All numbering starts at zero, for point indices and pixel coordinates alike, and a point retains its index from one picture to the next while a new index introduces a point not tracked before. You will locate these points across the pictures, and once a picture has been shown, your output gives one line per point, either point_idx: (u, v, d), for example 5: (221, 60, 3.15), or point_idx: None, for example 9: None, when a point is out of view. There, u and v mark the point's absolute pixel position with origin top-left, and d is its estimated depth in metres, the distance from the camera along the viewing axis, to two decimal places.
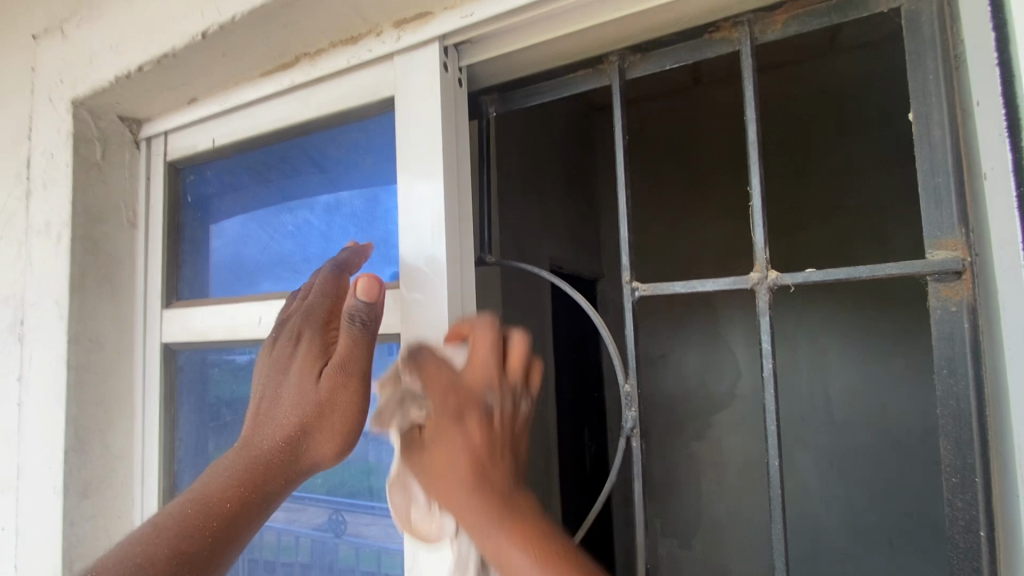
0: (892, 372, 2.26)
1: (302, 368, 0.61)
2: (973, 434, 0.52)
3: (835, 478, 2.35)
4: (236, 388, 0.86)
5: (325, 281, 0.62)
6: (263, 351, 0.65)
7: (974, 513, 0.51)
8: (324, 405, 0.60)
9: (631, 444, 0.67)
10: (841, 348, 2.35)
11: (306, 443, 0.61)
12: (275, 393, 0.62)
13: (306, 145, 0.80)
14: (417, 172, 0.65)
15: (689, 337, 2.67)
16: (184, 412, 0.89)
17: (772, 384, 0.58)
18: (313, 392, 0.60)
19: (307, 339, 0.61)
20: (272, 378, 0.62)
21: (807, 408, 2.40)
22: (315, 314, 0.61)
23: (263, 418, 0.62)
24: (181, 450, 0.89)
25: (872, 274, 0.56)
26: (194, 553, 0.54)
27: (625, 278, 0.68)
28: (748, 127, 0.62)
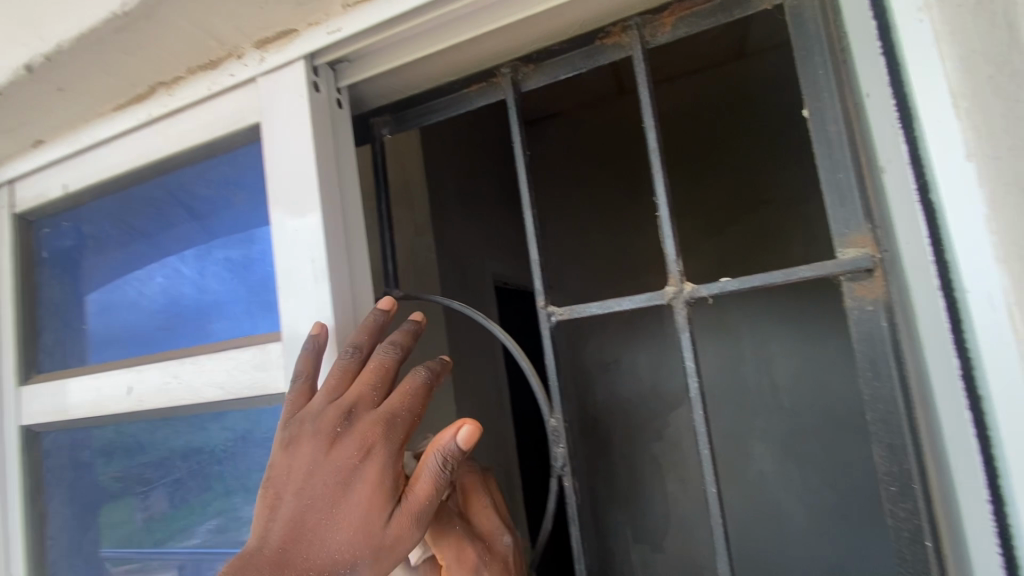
0: (831, 354, 2.34)
1: (371, 491, 0.46)
2: (905, 437, 0.48)
3: (791, 462, 2.39)
4: (115, 466, 0.75)
5: (414, 394, 0.50)
6: (312, 443, 0.48)
7: (918, 523, 0.48)
8: (387, 553, 0.45)
9: (564, 484, 0.62)
10: (780, 335, 2.42)
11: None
12: (323, 514, 0.46)
13: (170, 186, 0.71)
14: (294, 207, 0.58)
15: (638, 340, 2.66)
16: (55, 505, 0.76)
17: (700, 404, 0.55)
18: (376, 529, 0.46)
19: (381, 456, 0.47)
20: (323, 489, 0.47)
21: (756, 396, 2.44)
22: (396, 428, 0.48)
23: (300, 541, 0.45)
24: (55, 550, 0.76)
25: (786, 278, 0.53)
26: None
27: (540, 302, 0.63)
28: (649, 134, 0.60)
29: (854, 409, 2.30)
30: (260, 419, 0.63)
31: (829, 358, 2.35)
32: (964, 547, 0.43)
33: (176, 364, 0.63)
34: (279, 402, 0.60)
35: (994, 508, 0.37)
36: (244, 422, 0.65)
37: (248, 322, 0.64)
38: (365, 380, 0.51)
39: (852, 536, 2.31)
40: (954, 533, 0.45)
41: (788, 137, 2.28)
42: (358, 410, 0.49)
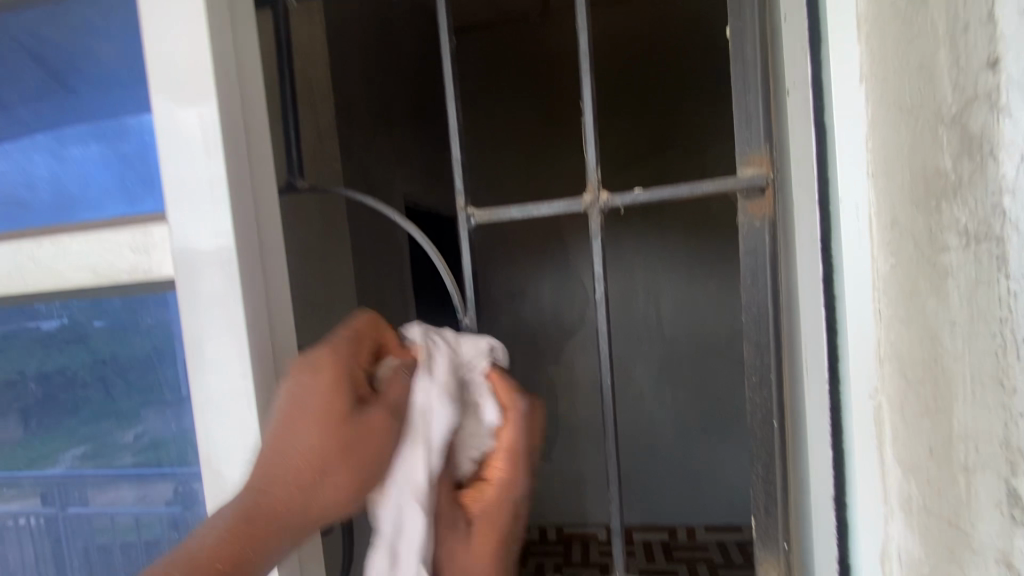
0: (711, 290, 2.61)
1: (326, 394, 0.46)
2: (770, 336, 0.56)
3: (665, 384, 2.69)
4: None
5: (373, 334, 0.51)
6: (273, 378, 0.48)
7: (769, 406, 0.56)
8: (353, 451, 0.46)
9: None
10: (671, 272, 2.63)
11: (331, 485, 0.46)
12: (284, 423, 0.46)
13: (14, 28, 0.58)
14: (176, 67, 0.50)
15: (542, 269, 2.74)
16: None
17: (603, 306, 0.59)
18: (337, 429, 0.46)
19: (336, 369, 0.47)
20: (285, 412, 0.46)
21: (643, 327, 2.67)
22: (349, 343, 0.49)
23: (268, 462, 0.46)
24: None
25: (692, 192, 0.56)
26: None
27: (459, 204, 0.61)
28: (580, 36, 0.58)
29: (724, 339, 2.62)
30: (139, 309, 0.58)
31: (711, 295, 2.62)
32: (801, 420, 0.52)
33: (31, 244, 0.54)
34: (165, 290, 0.54)
35: (828, 387, 0.45)
36: (110, 318, 0.59)
37: (121, 200, 0.56)
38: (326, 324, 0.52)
39: (706, 446, 2.70)
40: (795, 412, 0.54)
41: (701, 83, 2.37)
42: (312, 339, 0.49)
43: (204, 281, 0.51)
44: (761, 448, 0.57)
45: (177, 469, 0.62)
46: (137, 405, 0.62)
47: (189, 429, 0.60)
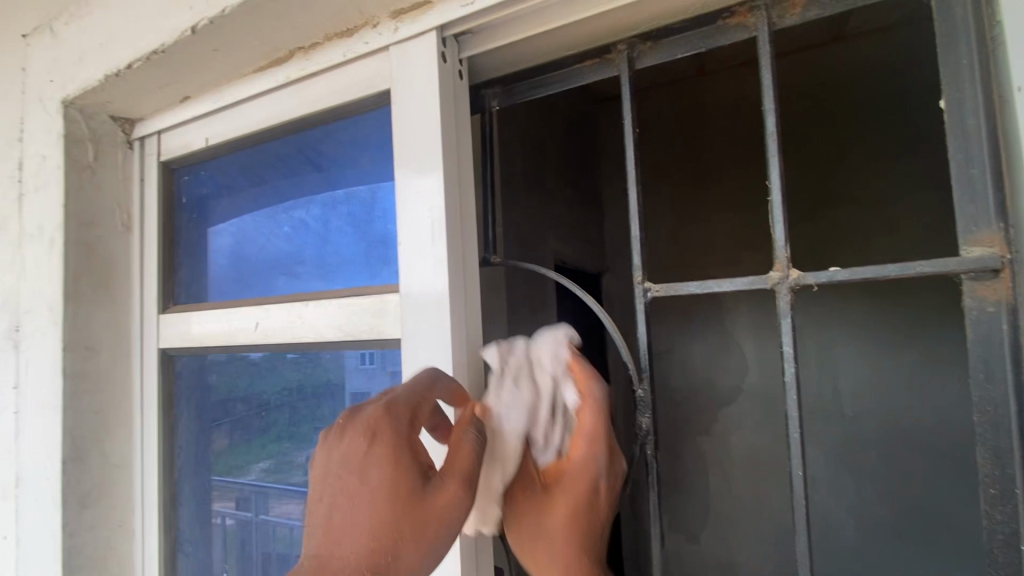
0: (904, 367, 2.22)
1: (391, 469, 0.49)
2: (1012, 441, 0.48)
3: (845, 472, 2.30)
4: (213, 403, 0.87)
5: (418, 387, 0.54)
6: (325, 457, 0.52)
7: (1015, 526, 0.48)
8: (425, 521, 0.48)
9: (645, 452, 0.63)
10: (851, 341, 2.31)
11: (396, 559, 0.47)
12: (353, 501, 0.49)
13: (301, 144, 0.78)
14: (418, 170, 0.62)
15: (692, 331, 2.62)
16: (183, 420, 0.86)
17: (795, 388, 0.56)
18: (407, 504, 0.48)
19: (389, 442, 0.50)
20: (338, 494, 0.50)
21: (815, 402, 2.35)
22: (401, 411, 0.51)
23: (326, 544, 0.48)
24: (182, 457, 0.85)
25: (902, 272, 0.52)
26: None
27: (637, 278, 0.64)
28: (766, 118, 0.59)
29: (924, 427, 2.17)
30: (372, 364, 0.70)
31: (904, 372, 2.22)
32: None
33: (302, 305, 0.70)
34: (392, 347, 0.66)
35: None
36: (341, 368, 0.73)
37: (367, 272, 0.70)
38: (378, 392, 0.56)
39: (904, 556, 2.22)
40: None
41: (875, 137, 2.29)
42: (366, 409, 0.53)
43: (424, 341, 0.60)
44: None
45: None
46: (312, 430, 0.78)
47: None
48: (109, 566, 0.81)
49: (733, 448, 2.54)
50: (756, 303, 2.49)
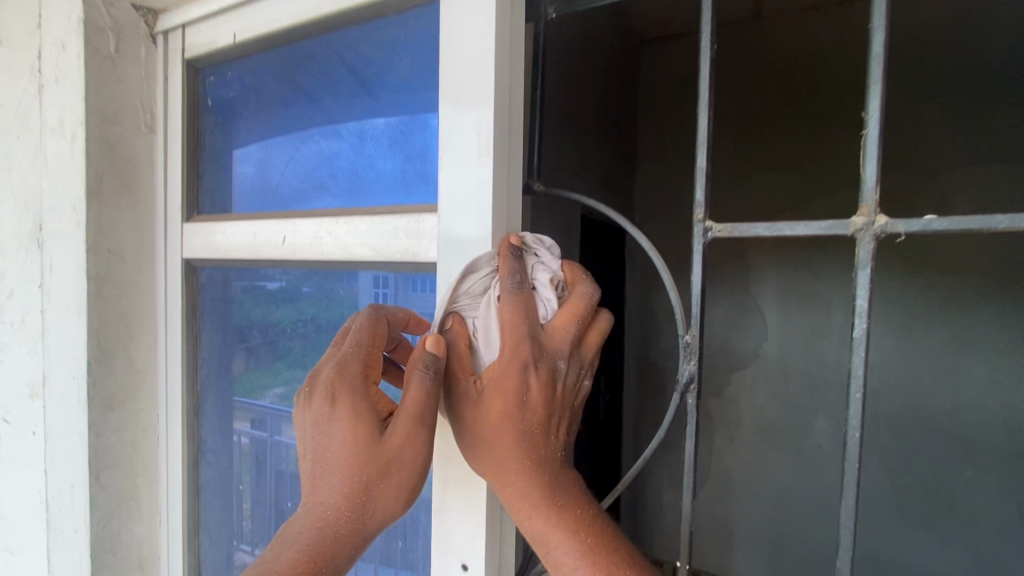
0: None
1: (351, 423, 0.53)
2: None
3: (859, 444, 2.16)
4: (237, 321, 0.85)
5: (360, 329, 0.56)
6: (298, 419, 0.56)
7: None
8: (387, 461, 0.52)
9: (685, 401, 0.60)
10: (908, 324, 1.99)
11: (376, 498, 0.53)
12: (324, 456, 0.53)
13: (336, 44, 0.71)
14: (467, 76, 0.56)
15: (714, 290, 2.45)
16: (206, 331, 0.84)
17: (864, 345, 0.51)
18: (370, 453, 0.52)
19: (347, 396, 0.54)
20: (314, 454, 0.54)
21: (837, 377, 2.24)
22: (352, 363, 0.55)
23: (311, 498, 0.53)
24: (204, 369, 0.84)
25: (1012, 225, 0.46)
26: None
27: (697, 215, 0.58)
28: (873, 38, 0.51)
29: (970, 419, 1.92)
30: (382, 292, 0.69)
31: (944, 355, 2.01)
32: None
33: (331, 221, 0.66)
34: (426, 271, 0.62)
35: None
36: (354, 296, 0.73)
37: (402, 190, 0.65)
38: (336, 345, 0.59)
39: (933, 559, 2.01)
40: None
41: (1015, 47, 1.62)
42: (322, 368, 0.56)
43: (461, 266, 0.57)
44: None
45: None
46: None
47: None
48: (134, 466, 0.82)
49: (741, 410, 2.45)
50: (784, 265, 2.31)
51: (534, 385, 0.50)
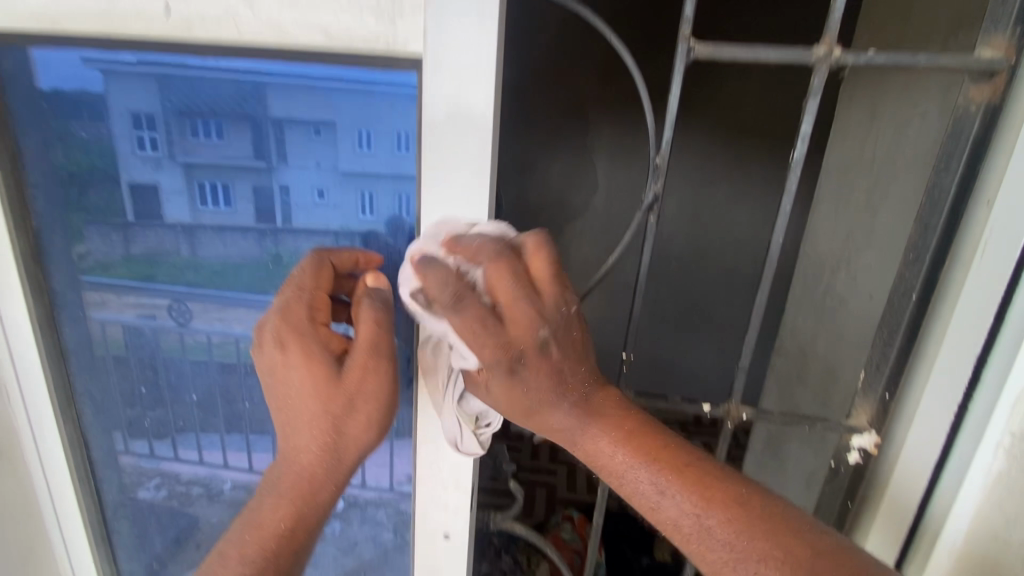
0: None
1: (309, 359, 0.64)
2: (940, 221, 0.61)
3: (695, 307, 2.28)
4: (69, 171, 0.77)
5: (302, 279, 0.66)
6: (259, 371, 0.67)
7: (914, 281, 0.63)
8: (350, 389, 0.64)
9: (647, 218, 0.66)
10: (750, 183, 2.08)
11: (349, 429, 0.65)
12: (288, 394, 0.65)
13: None
14: None
15: (554, 140, 2.06)
16: (36, 173, 0.77)
17: (800, 166, 0.62)
18: (334, 381, 0.64)
19: (297, 343, 0.64)
20: (279, 399, 0.66)
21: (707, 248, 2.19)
22: (301, 309, 0.65)
23: (287, 437, 0.66)
24: (48, 223, 0.79)
25: (929, 63, 0.56)
26: (300, 527, 0.65)
27: (684, 33, 0.58)
28: None
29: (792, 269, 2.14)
30: (149, 134, 0.73)
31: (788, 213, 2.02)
32: (945, 290, 0.63)
33: None
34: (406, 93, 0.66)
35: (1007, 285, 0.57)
36: (109, 144, 0.75)
37: None
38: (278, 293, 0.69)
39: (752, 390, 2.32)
40: (942, 285, 0.63)
41: None
42: (267, 319, 0.66)
43: (457, 103, 0.61)
44: (890, 318, 0.66)
45: (145, 284, 0.83)
46: (82, 226, 0.80)
47: (135, 254, 0.81)
48: None
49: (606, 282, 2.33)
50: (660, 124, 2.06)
51: (518, 371, 0.58)
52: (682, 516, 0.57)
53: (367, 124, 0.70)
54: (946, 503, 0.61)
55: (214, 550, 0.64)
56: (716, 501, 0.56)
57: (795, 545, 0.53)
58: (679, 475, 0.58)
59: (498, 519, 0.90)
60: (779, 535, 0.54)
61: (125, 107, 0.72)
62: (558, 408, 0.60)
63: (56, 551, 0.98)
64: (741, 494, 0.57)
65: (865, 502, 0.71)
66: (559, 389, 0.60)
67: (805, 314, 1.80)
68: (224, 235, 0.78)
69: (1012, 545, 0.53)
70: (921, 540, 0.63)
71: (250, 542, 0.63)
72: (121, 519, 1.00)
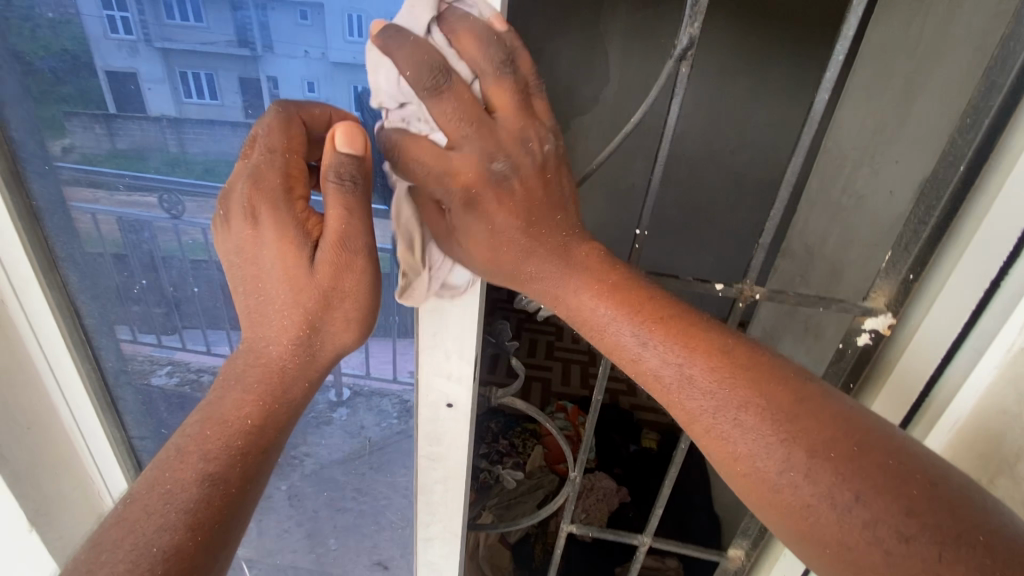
0: (765, 82, 2.07)
1: (281, 238, 0.57)
2: (1010, 78, 0.54)
3: (698, 197, 2.34)
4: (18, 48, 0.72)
5: (270, 139, 0.57)
6: (225, 247, 0.59)
7: (965, 149, 0.58)
8: (328, 283, 0.58)
9: (676, 70, 0.59)
10: (763, 68, 2.05)
11: (327, 328, 0.61)
12: (261, 280, 0.59)
13: None
14: None
15: (566, 18, 1.95)
16: None
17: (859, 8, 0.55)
18: (308, 275, 0.57)
19: (268, 215, 0.56)
20: (247, 282, 0.59)
21: (716, 140, 2.20)
22: (270, 178, 0.56)
23: (255, 331, 0.60)
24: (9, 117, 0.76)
25: None
26: (265, 428, 0.58)
27: None
28: None
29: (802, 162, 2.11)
30: (122, 15, 0.69)
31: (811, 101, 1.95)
32: (1001, 161, 0.57)
33: None
34: None
35: None
36: (78, 27, 0.70)
37: None
38: (241, 157, 0.59)
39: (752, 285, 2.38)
40: (999, 155, 0.57)
41: None
42: (234, 184, 0.57)
43: None
44: (930, 192, 0.62)
45: (128, 176, 0.82)
46: (61, 116, 0.77)
47: (122, 149, 0.79)
48: None
49: (614, 177, 2.29)
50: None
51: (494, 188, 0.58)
52: (663, 366, 0.54)
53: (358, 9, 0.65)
54: (982, 342, 0.59)
55: (170, 447, 0.56)
56: (700, 352, 0.54)
57: (777, 396, 0.50)
58: (671, 336, 0.55)
59: (498, 394, 0.91)
60: (761, 386, 0.51)
61: None
62: (535, 280, 0.61)
63: (62, 418, 0.99)
64: (738, 352, 0.54)
65: (868, 381, 0.72)
66: (529, 238, 0.60)
67: (819, 215, 1.75)
68: (213, 132, 0.77)
69: (1014, 430, 0.55)
70: (919, 420, 0.66)
71: (212, 438, 0.56)
72: (125, 386, 1.02)
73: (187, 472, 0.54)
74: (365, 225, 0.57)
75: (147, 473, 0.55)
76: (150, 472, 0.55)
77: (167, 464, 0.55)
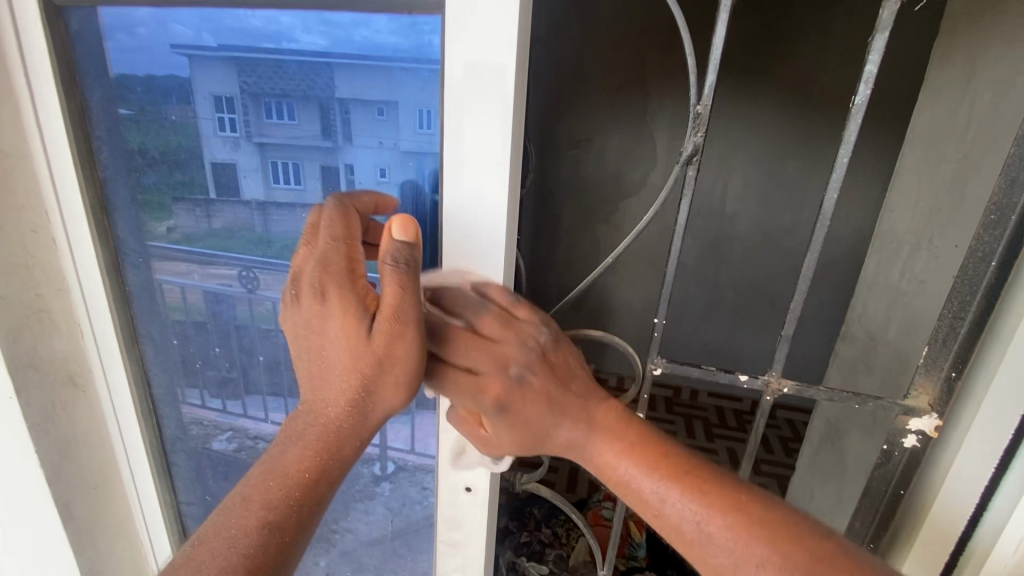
0: (814, 165, 2.08)
1: (343, 314, 0.60)
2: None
3: (750, 277, 2.30)
4: (134, 145, 0.87)
5: (332, 225, 0.63)
6: (294, 324, 0.64)
7: (994, 245, 0.57)
8: (384, 353, 0.60)
9: (684, 172, 0.62)
10: (810, 152, 2.07)
11: (379, 394, 0.62)
12: (323, 351, 0.62)
13: None
14: None
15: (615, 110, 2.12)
16: (108, 156, 0.87)
17: (861, 114, 0.57)
18: (367, 346, 0.60)
19: (333, 292, 0.61)
20: (311, 351, 0.63)
21: (766, 220, 2.19)
22: (335, 261, 0.62)
23: (315, 394, 0.62)
24: (119, 217, 0.91)
25: None
26: (314, 489, 0.60)
27: None
28: None
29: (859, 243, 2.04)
30: (229, 116, 0.84)
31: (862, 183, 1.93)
32: None
33: None
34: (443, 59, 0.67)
35: None
36: (194, 125, 0.85)
37: None
38: (309, 241, 0.66)
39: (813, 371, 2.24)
40: None
41: None
42: (305, 266, 0.63)
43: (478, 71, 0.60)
44: (963, 286, 0.60)
45: (216, 254, 0.95)
46: (168, 201, 0.91)
47: (215, 228, 0.92)
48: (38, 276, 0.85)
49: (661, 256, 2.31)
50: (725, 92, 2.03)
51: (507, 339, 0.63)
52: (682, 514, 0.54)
53: (425, 105, 0.75)
54: None
55: (234, 495, 0.59)
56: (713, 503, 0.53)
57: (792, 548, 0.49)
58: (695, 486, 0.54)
59: (523, 480, 0.90)
60: (780, 538, 0.50)
61: (211, 93, 0.83)
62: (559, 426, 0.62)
63: (125, 490, 1.07)
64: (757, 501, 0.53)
65: (920, 487, 0.67)
66: (558, 403, 0.62)
67: (878, 299, 1.67)
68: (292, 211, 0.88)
69: None
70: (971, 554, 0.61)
71: (273, 491, 0.58)
72: (179, 452, 1.10)
73: (250, 519, 0.57)
74: (417, 300, 0.59)
75: (213, 517, 0.58)
76: (212, 518, 0.58)
77: (232, 510, 0.58)
